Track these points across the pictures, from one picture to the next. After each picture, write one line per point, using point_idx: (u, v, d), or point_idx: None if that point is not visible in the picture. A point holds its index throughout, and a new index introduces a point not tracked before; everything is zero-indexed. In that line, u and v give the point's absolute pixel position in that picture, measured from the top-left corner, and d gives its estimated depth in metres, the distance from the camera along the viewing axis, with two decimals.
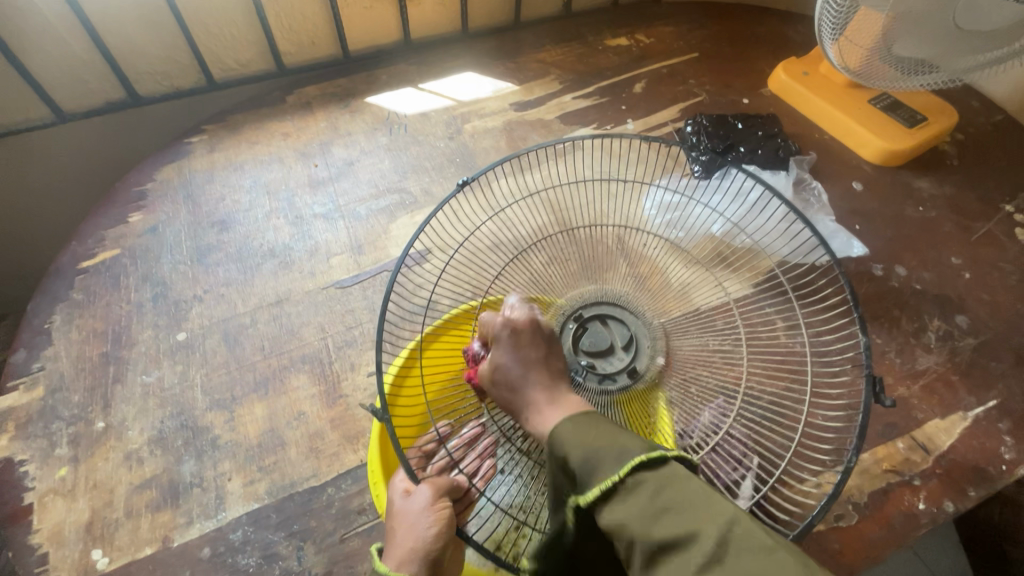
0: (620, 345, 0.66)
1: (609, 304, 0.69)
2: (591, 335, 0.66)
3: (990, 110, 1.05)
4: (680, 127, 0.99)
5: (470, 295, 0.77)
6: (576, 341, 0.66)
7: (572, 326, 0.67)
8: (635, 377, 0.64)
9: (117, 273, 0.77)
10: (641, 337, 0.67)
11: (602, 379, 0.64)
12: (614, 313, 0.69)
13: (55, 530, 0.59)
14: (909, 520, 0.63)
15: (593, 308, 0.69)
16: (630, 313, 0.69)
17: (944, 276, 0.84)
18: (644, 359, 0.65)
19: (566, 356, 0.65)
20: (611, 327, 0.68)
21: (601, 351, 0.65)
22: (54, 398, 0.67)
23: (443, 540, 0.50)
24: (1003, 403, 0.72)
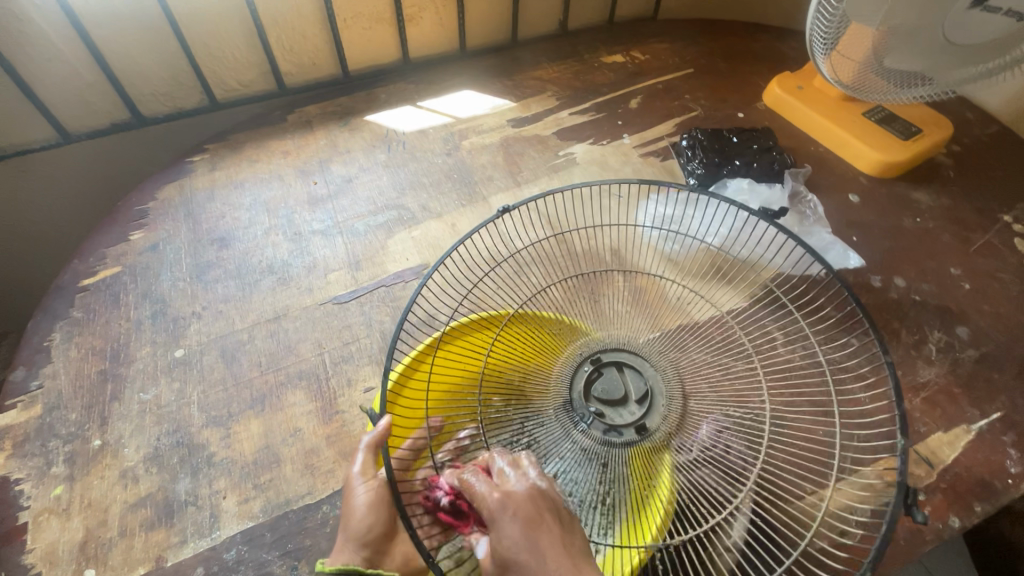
0: (634, 399, 0.63)
1: (630, 356, 0.66)
2: (605, 381, 0.64)
3: (985, 121, 1.06)
4: (676, 141, 1.00)
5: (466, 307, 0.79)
6: (589, 387, 0.64)
7: (587, 370, 0.65)
8: (643, 434, 0.60)
9: (117, 290, 0.78)
10: (657, 394, 0.63)
11: (607, 430, 0.61)
12: (635, 367, 0.66)
13: (49, 549, 0.58)
14: (914, 536, 0.62)
15: (613, 357, 0.66)
16: (650, 366, 0.66)
17: (943, 286, 0.83)
18: (656, 419, 0.61)
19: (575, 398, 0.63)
20: (627, 376, 0.65)
21: (612, 404, 0.62)
22: (51, 416, 0.67)
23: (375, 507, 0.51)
24: (1007, 415, 0.71)
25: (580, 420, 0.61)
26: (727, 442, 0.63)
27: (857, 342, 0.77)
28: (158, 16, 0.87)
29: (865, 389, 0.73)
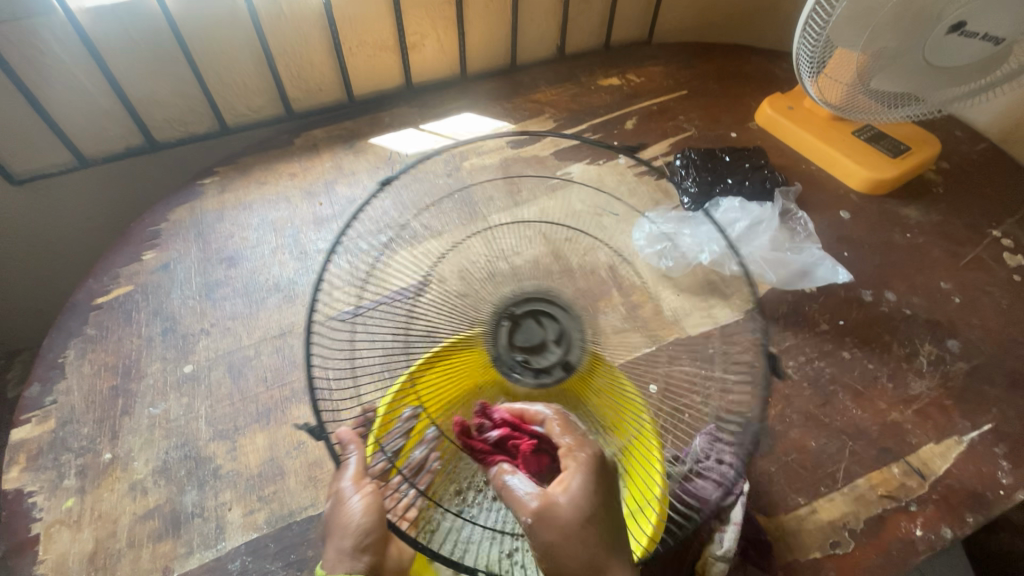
0: (552, 341, 0.64)
1: (540, 300, 0.68)
2: (525, 332, 0.65)
3: (973, 139, 1.08)
4: (670, 160, 1.03)
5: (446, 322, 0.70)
6: (507, 336, 0.64)
7: (501, 323, 0.65)
8: (569, 369, 0.63)
9: (129, 308, 0.81)
10: (572, 331, 0.65)
11: (537, 374, 0.62)
12: (547, 309, 0.67)
13: (59, 560, 0.60)
14: (906, 547, 0.63)
15: (524, 306, 0.67)
16: (559, 307, 0.67)
17: (934, 300, 0.85)
18: (577, 354, 0.64)
19: (499, 351, 0.63)
20: (543, 322, 0.66)
21: (539, 347, 0.64)
22: (64, 430, 0.69)
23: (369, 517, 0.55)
24: (998, 427, 0.72)
25: (508, 369, 0.62)
26: (721, 453, 0.65)
27: (849, 355, 0.78)
28: (173, 47, 0.91)
29: (858, 402, 0.74)
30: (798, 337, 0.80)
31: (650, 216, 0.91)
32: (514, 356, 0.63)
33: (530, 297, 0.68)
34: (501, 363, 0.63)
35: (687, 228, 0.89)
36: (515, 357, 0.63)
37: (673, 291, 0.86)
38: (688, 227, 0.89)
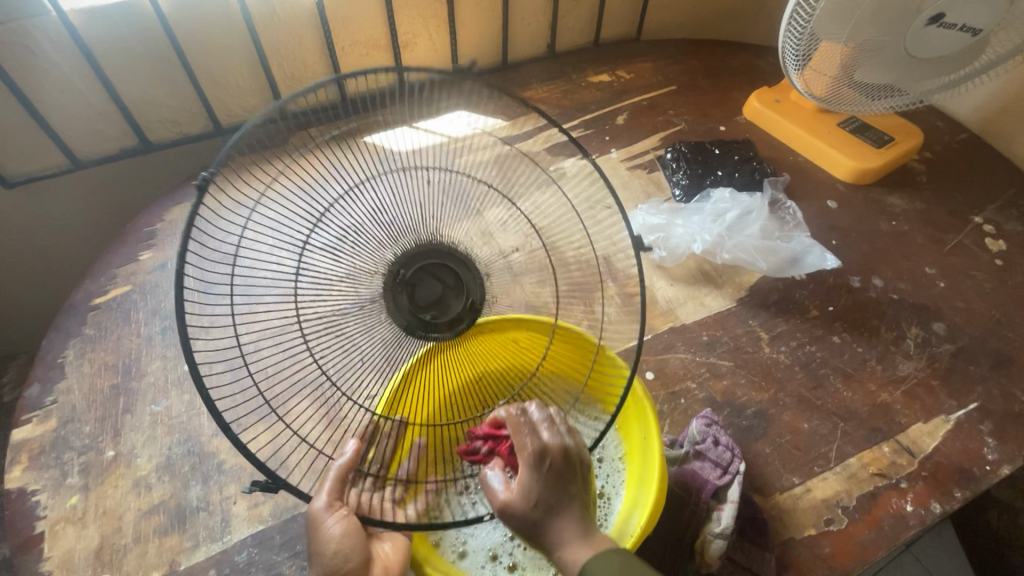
0: (450, 288, 0.65)
1: (425, 252, 0.64)
2: (423, 290, 0.63)
3: (955, 129, 1.11)
4: (661, 154, 1.05)
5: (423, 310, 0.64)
6: (408, 298, 0.63)
7: (398, 290, 0.63)
8: (476, 310, 0.65)
9: (128, 308, 0.81)
10: (465, 273, 0.66)
11: (450, 324, 0.64)
12: (433, 258, 0.64)
13: (65, 557, 0.60)
14: (898, 522, 0.65)
15: (412, 263, 0.64)
16: (447, 253, 0.65)
17: (919, 285, 0.87)
18: (477, 291, 0.66)
19: (406, 319, 0.62)
20: (437, 274, 0.64)
21: (441, 299, 0.64)
22: (66, 429, 0.69)
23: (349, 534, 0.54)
24: (983, 405, 0.74)
25: (420, 329, 0.63)
26: (717, 434, 0.65)
27: (839, 339, 0.80)
28: (166, 48, 0.91)
29: (848, 384, 0.76)
30: (789, 323, 0.82)
31: (644, 208, 0.93)
32: (421, 317, 0.63)
33: (412, 250, 0.64)
34: (413, 327, 0.62)
35: (679, 219, 0.90)
36: (421, 317, 0.63)
37: (669, 280, 0.87)
38: (682, 217, 0.90)
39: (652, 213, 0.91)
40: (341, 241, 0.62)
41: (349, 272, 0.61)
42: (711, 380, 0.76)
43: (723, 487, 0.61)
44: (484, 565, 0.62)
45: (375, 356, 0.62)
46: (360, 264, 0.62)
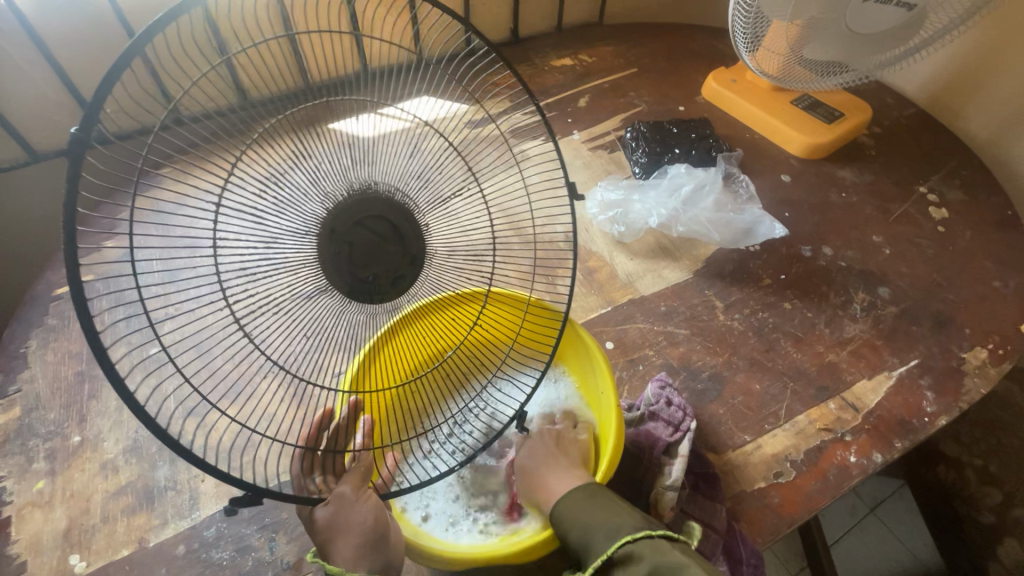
0: (388, 240, 0.55)
1: (358, 202, 0.53)
2: (363, 244, 0.53)
3: (903, 104, 1.15)
4: (622, 134, 1.07)
5: (364, 274, 0.54)
6: (345, 259, 0.53)
7: (333, 248, 0.52)
8: (418, 264, 0.57)
9: (92, 296, 0.81)
10: (406, 221, 0.56)
11: (395, 282, 0.56)
12: (369, 209, 0.54)
13: (33, 539, 0.61)
14: (843, 472, 0.68)
15: (344, 217, 0.52)
16: (384, 199, 0.54)
17: (867, 253, 0.91)
18: (418, 244, 0.57)
19: (345, 281, 0.53)
20: (376, 224, 0.54)
21: (382, 256, 0.54)
22: (31, 416, 0.70)
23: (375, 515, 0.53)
24: (923, 361, 0.79)
25: (362, 293, 0.55)
26: (670, 396, 0.69)
27: (790, 305, 0.84)
28: (122, 38, 0.91)
29: (798, 346, 0.80)
30: (743, 292, 0.85)
31: (604, 185, 0.95)
32: (360, 278, 0.54)
33: (344, 204, 0.52)
34: (355, 290, 0.54)
35: (637, 195, 0.93)
36: (362, 278, 0.54)
37: (628, 254, 0.90)
38: (640, 194, 0.93)
39: (611, 190, 0.94)
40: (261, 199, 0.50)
41: (274, 237, 0.50)
42: (668, 348, 0.79)
43: (674, 444, 0.64)
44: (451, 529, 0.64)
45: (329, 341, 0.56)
46: (288, 225, 0.50)
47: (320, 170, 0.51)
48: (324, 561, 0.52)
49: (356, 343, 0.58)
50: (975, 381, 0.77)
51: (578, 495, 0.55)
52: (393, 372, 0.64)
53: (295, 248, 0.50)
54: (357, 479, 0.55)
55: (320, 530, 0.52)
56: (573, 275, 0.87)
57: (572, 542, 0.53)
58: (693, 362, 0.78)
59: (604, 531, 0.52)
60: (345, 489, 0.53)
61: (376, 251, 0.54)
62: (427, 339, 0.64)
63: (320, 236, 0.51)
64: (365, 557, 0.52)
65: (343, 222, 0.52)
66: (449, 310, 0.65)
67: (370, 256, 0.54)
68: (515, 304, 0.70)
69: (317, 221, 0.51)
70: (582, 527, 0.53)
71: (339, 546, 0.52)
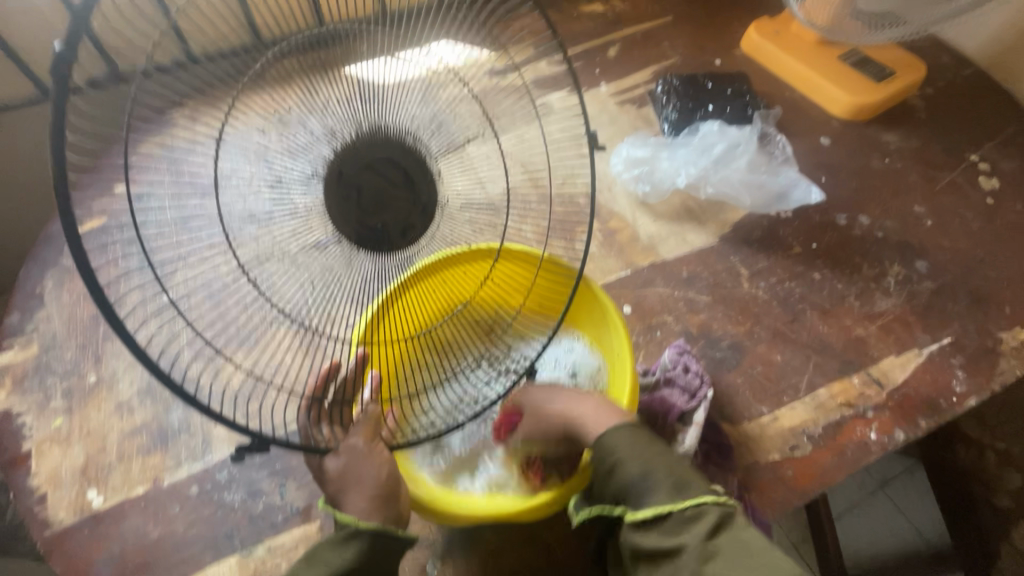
0: (398, 188, 0.53)
1: (366, 146, 0.51)
2: (370, 192, 0.52)
3: (960, 64, 1.06)
4: (652, 88, 1.01)
5: (370, 221, 0.52)
6: (353, 206, 0.51)
7: (341, 195, 0.51)
8: (427, 214, 0.55)
9: (105, 239, 0.80)
10: (415, 169, 0.53)
11: (404, 233, 0.54)
12: (378, 153, 0.52)
13: (53, 473, 0.63)
14: (861, 449, 0.66)
15: (352, 161, 0.51)
16: (394, 146, 0.52)
17: (906, 224, 0.86)
18: (428, 192, 0.54)
19: (352, 228, 0.52)
20: (384, 171, 0.52)
21: (390, 202, 0.53)
22: (48, 355, 0.70)
23: (386, 471, 0.53)
24: (957, 339, 0.75)
25: (371, 242, 0.53)
26: (687, 362, 0.67)
27: (820, 276, 0.80)
28: None
29: (825, 319, 0.76)
30: (771, 260, 0.81)
31: (630, 141, 0.90)
32: (369, 227, 0.52)
33: (351, 147, 0.51)
34: (364, 238, 0.52)
35: (665, 152, 0.88)
36: (370, 227, 0.52)
37: (652, 215, 0.86)
38: (667, 152, 0.88)
39: (638, 146, 0.89)
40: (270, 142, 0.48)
41: (280, 179, 0.49)
42: (688, 314, 0.76)
43: (688, 412, 0.63)
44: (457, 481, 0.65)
45: (339, 294, 0.54)
46: None
47: (326, 111, 0.50)
48: (337, 511, 0.53)
49: (367, 294, 0.56)
50: (1010, 363, 0.73)
51: (633, 432, 0.55)
52: (402, 325, 0.63)
53: (300, 192, 0.49)
54: (368, 433, 0.54)
55: (331, 479, 0.53)
56: (589, 234, 0.83)
57: (629, 477, 0.53)
58: (714, 330, 0.75)
59: (665, 477, 0.52)
60: (357, 441, 0.53)
61: (387, 202, 0.52)
62: (436, 294, 0.62)
63: (327, 180, 0.50)
64: (377, 509, 0.53)
65: (351, 169, 0.50)
66: (460, 263, 0.64)
67: (379, 205, 0.52)
68: (527, 260, 0.68)
69: (324, 165, 0.50)
70: (644, 466, 0.53)
71: (352, 498, 0.52)
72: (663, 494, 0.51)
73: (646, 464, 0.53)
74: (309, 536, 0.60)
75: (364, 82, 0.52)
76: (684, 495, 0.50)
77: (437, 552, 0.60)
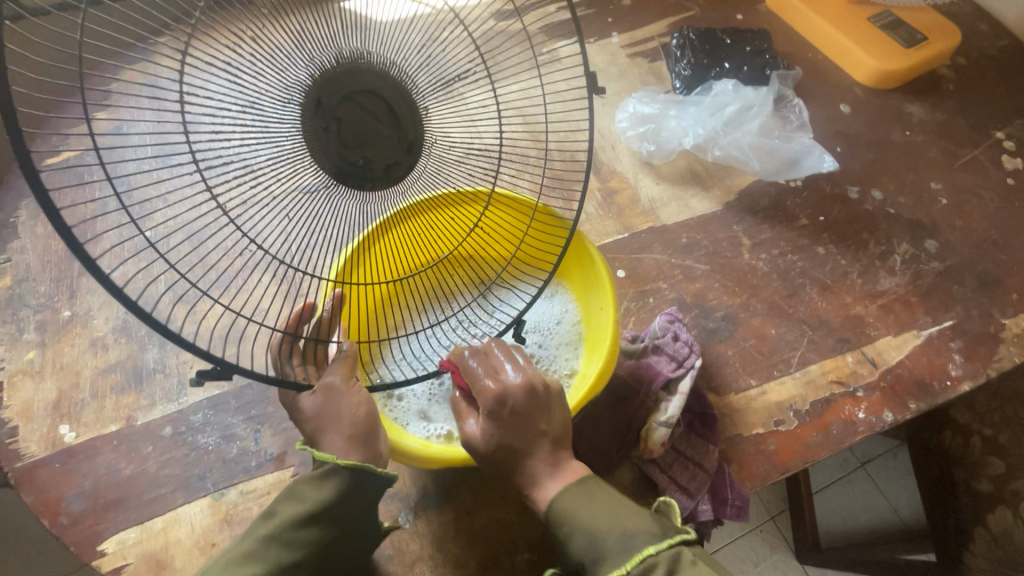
0: (383, 123, 0.49)
1: (347, 73, 0.46)
2: (350, 123, 0.47)
3: (997, 34, 0.99)
4: (667, 42, 0.95)
5: (353, 155, 0.48)
6: (332, 138, 0.47)
7: (319, 125, 0.46)
8: (414, 152, 0.50)
9: (81, 170, 0.76)
10: (400, 102, 0.49)
11: (386, 170, 0.50)
12: (362, 83, 0.47)
13: (24, 407, 0.62)
14: (847, 427, 0.65)
15: (332, 88, 0.46)
16: (379, 77, 0.48)
17: (920, 201, 0.82)
18: (415, 128, 0.50)
19: (330, 161, 0.47)
20: (365, 101, 0.47)
21: (374, 138, 0.48)
22: (21, 287, 0.68)
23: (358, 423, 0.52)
24: (958, 323, 0.72)
25: (351, 179, 0.49)
26: (677, 331, 0.64)
27: (824, 250, 0.77)
28: None
29: (824, 294, 0.74)
30: (775, 231, 0.78)
31: (636, 96, 0.86)
32: (349, 161, 0.48)
33: (332, 72, 0.46)
34: (342, 172, 0.48)
35: (674, 110, 0.84)
36: (349, 161, 0.48)
37: (656, 177, 0.82)
38: (676, 110, 0.83)
39: (645, 103, 0.84)
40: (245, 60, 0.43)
41: (255, 103, 0.44)
42: (683, 282, 0.74)
43: (674, 380, 0.61)
44: (426, 426, 0.62)
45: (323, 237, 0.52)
46: (270, 92, 0.44)
47: (306, 32, 0.45)
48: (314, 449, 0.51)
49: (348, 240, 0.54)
50: (1010, 350, 0.71)
51: (573, 495, 0.51)
52: (383, 266, 0.60)
53: (277, 118, 0.45)
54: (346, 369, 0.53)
55: (306, 418, 0.51)
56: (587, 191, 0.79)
57: (577, 549, 0.49)
58: (710, 300, 0.73)
59: (614, 537, 0.48)
60: (334, 378, 0.51)
61: (368, 137, 0.48)
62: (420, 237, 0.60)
63: (304, 107, 0.46)
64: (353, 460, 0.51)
65: (332, 97, 0.46)
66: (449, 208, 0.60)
67: (360, 139, 0.48)
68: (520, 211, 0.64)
69: (302, 91, 0.45)
70: (589, 533, 0.49)
71: (326, 442, 0.51)
72: (615, 555, 0.47)
73: (583, 530, 0.49)
74: (282, 482, 0.59)
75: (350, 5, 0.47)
76: (633, 551, 0.46)
77: (410, 505, 0.59)
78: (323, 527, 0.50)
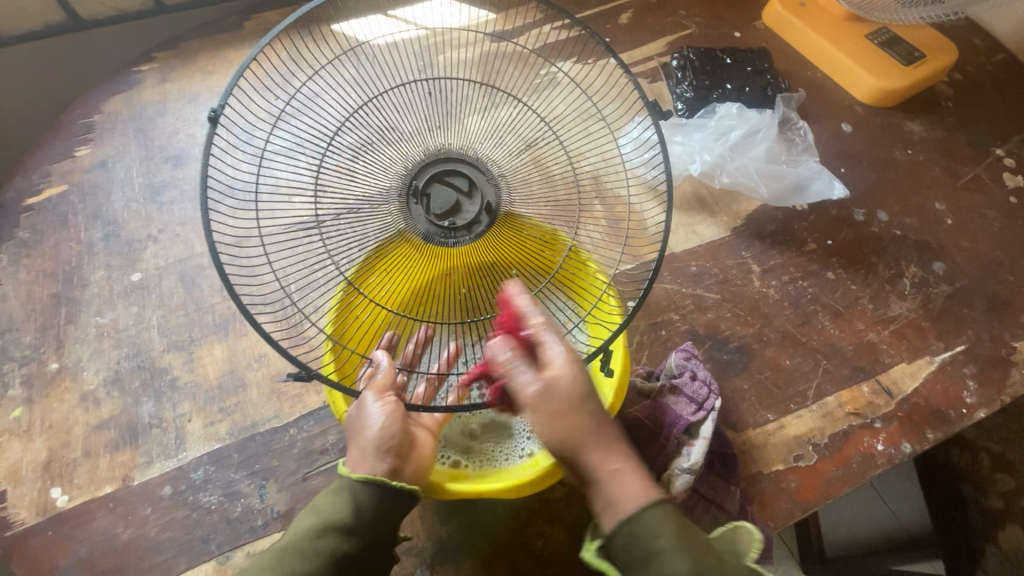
0: (465, 194, 0.56)
1: (436, 160, 0.57)
2: (438, 194, 0.56)
3: (991, 48, 0.99)
4: (666, 62, 0.93)
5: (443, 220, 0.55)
6: (423, 210, 0.55)
7: (414, 201, 0.56)
8: (494, 214, 0.56)
9: (65, 211, 0.72)
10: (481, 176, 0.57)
11: (470, 228, 0.56)
12: (447, 168, 0.57)
13: (12, 469, 0.59)
14: (867, 460, 0.64)
15: (423, 174, 0.56)
16: (467, 163, 0.57)
17: (925, 222, 0.82)
18: (493, 192, 0.57)
19: (423, 227, 0.55)
20: (453, 178, 0.57)
21: (458, 205, 0.56)
22: (4, 338, 0.65)
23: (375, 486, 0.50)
24: (970, 348, 0.72)
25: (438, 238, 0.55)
26: (694, 369, 0.63)
27: (834, 275, 0.76)
28: None
29: (836, 322, 0.73)
30: (784, 257, 0.77)
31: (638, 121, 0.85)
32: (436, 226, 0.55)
33: (424, 164, 0.57)
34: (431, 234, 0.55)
35: (679, 136, 0.82)
36: (438, 225, 0.55)
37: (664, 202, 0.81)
38: (680, 135, 0.82)
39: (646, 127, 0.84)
40: (355, 163, 0.57)
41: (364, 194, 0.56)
42: (695, 313, 0.72)
43: (695, 424, 0.60)
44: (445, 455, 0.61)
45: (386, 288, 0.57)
46: (376, 183, 0.56)
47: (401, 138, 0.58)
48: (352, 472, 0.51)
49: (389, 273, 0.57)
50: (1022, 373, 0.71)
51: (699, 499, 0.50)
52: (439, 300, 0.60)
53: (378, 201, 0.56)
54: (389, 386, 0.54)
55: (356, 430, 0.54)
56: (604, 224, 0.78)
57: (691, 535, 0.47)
58: (722, 331, 0.71)
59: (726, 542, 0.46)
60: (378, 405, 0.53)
61: (453, 205, 0.55)
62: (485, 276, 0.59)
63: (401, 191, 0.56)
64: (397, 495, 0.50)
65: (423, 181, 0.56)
66: (528, 253, 0.59)
67: (447, 206, 0.55)
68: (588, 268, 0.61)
69: (399, 179, 0.56)
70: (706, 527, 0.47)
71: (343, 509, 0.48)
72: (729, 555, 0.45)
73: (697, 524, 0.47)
74: None
75: (436, 113, 0.60)
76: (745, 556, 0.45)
77: (427, 561, 0.57)
78: (348, 538, 0.47)
